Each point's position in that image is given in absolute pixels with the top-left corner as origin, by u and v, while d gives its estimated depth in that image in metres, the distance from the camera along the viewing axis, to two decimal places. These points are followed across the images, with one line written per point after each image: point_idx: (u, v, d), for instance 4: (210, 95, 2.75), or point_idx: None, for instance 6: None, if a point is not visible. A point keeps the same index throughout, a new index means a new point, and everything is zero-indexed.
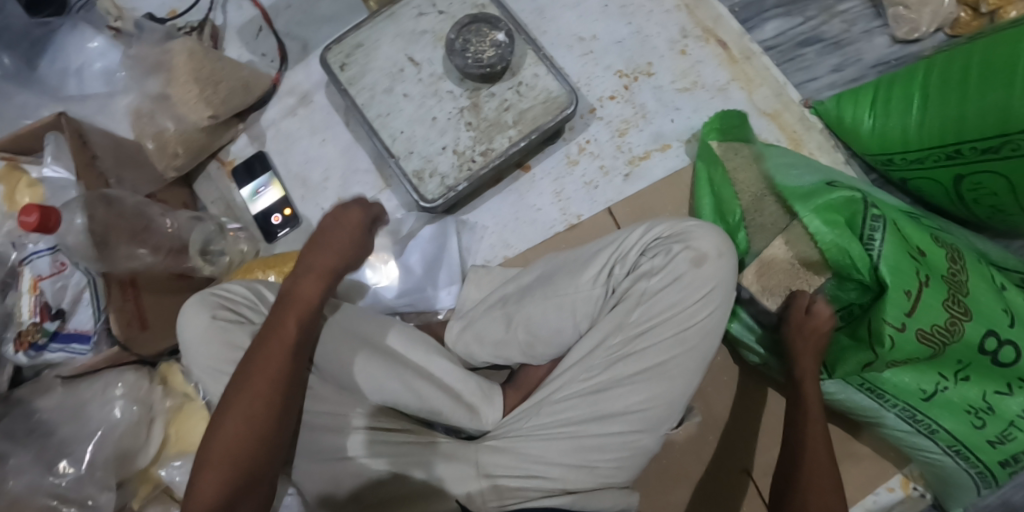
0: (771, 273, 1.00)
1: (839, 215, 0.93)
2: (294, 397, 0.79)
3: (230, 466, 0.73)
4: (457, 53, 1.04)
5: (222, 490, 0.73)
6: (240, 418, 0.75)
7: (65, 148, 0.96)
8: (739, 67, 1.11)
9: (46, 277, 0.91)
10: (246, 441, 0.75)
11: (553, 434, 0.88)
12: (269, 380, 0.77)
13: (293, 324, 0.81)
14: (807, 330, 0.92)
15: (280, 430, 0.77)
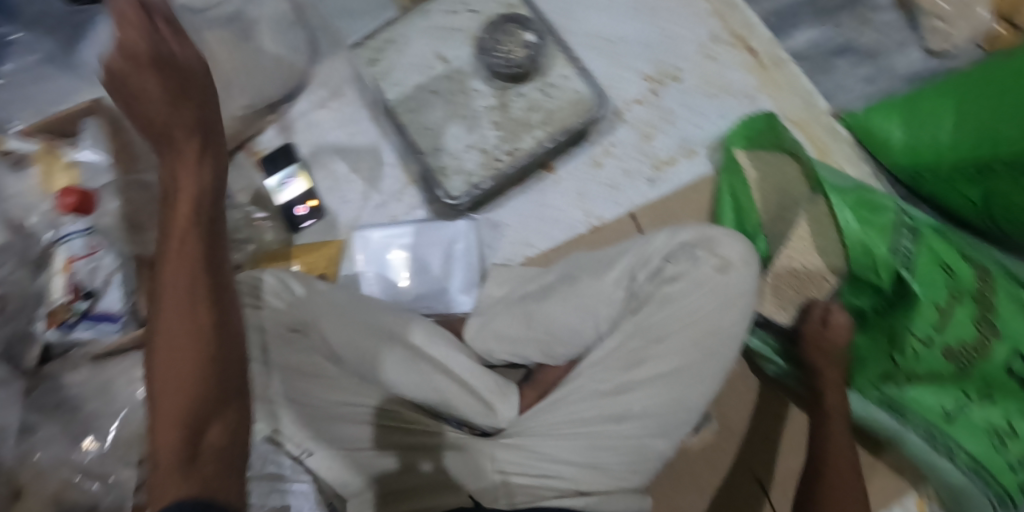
0: (783, 285, 1.00)
1: (868, 215, 0.94)
2: (217, 299, 0.60)
3: (173, 386, 0.56)
4: (487, 52, 1.06)
5: (177, 421, 0.55)
6: (171, 331, 0.57)
7: (101, 134, 1.02)
8: (768, 75, 1.11)
9: (80, 257, 0.93)
10: (183, 360, 0.57)
11: (567, 434, 0.88)
12: (181, 288, 0.58)
13: (185, 209, 0.61)
14: (822, 343, 0.93)
15: (223, 338, 0.59)
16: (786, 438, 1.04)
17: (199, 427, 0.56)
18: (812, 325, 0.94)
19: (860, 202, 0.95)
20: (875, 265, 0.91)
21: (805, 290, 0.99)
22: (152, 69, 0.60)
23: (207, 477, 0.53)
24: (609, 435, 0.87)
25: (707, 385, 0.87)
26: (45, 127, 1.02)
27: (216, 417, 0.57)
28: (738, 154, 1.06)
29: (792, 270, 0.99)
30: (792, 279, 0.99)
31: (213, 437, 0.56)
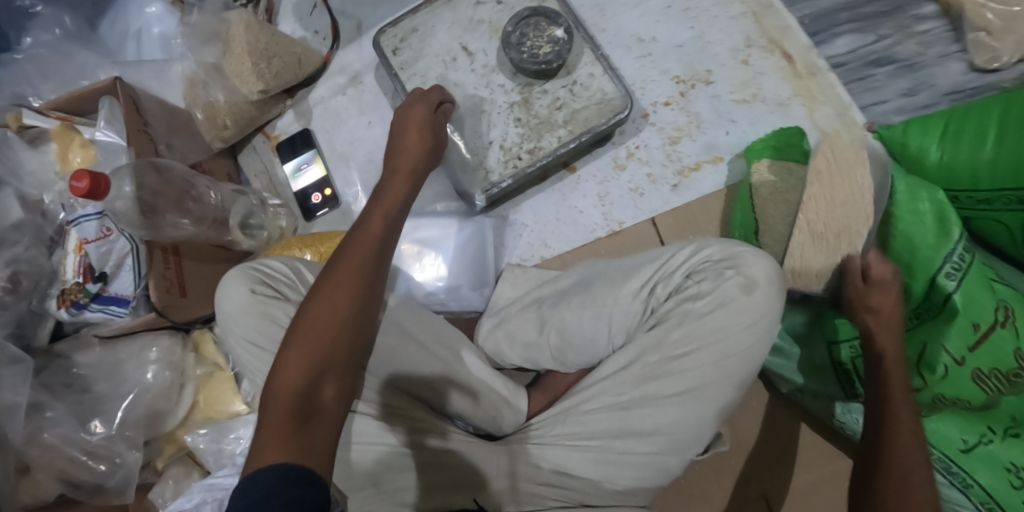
0: (808, 248, 0.94)
1: (929, 220, 0.90)
2: (374, 279, 0.80)
3: (317, 342, 0.75)
4: (513, 46, 1.02)
5: (296, 382, 0.73)
6: (329, 303, 0.77)
7: (118, 113, 0.97)
8: (803, 83, 1.07)
9: (91, 240, 0.92)
10: (334, 323, 0.76)
11: (579, 444, 0.88)
12: (356, 269, 0.79)
13: (380, 220, 0.83)
14: (873, 299, 0.84)
15: (367, 312, 0.79)
16: (798, 456, 1.02)
17: (313, 386, 0.73)
18: (856, 283, 0.86)
19: (914, 201, 0.91)
20: (914, 269, 0.90)
21: (834, 250, 0.92)
22: (410, 128, 0.90)
23: (307, 437, 0.69)
24: (627, 452, 0.87)
25: (719, 407, 0.85)
26: (63, 106, 0.99)
27: (340, 373, 0.76)
28: (757, 167, 1.00)
29: (816, 228, 0.94)
30: (817, 238, 0.94)
31: (324, 398, 0.73)
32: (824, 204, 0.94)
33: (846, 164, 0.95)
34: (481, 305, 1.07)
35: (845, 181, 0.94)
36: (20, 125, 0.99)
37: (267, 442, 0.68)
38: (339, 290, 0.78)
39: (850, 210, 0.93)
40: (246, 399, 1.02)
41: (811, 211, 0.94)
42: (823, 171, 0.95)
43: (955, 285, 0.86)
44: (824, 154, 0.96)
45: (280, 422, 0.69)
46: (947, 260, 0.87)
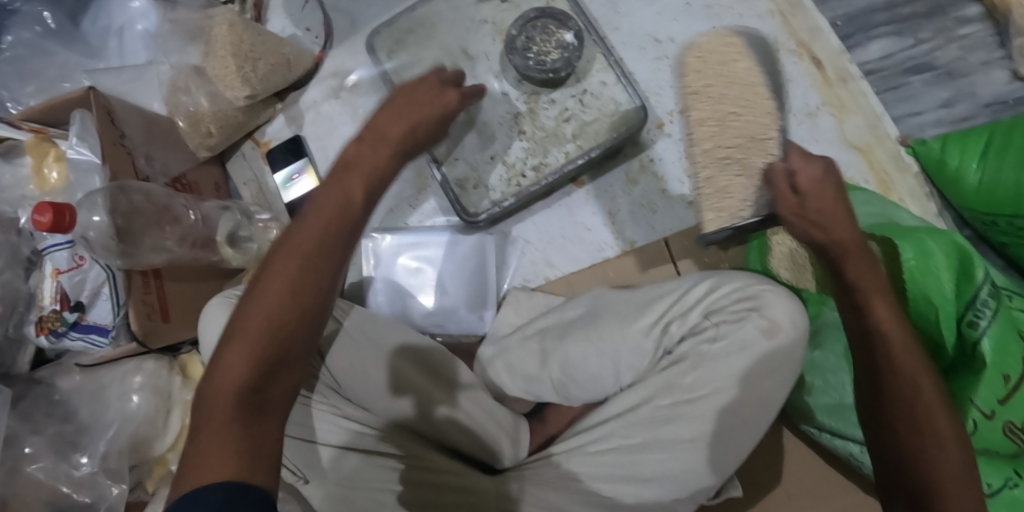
0: (723, 176, 0.76)
1: (942, 265, 0.83)
2: (338, 256, 0.67)
3: (267, 329, 0.64)
4: (517, 51, 0.92)
5: (243, 379, 0.62)
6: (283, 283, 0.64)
7: (92, 127, 0.89)
8: (833, 91, 0.99)
9: (64, 271, 0.87)
10: (289, 309, 0.64)
11: (583, 488, 0.81)
12: (314, 247, 0.66)
13: (358, 188, 0.70)
14: (812, 214, 0.71)
15: (330, 295, 0.67)
16: (815, 492, 0.96)
17: (260, 383, 0.63)
18: (789, 201, 0.72)
19: (923, 249, 0.84)
20: (939, 319, 0.84)
21: (746, 169, 0.75)
22: (418, 98, 0.76)
23: (254, 446, 0.60)
24: (631, 496, 0.79)
25: (733, 455, 0.79)
26: (37, 117, 0.94)
27: (289, 370, 0.65)
28: None
29: (721, 148, 0.75)
30: (723, 159, 0.76)
31: (272, 394, 0.63)
32: (714, 119, 0.75)
33: (720, 58, 0.76)
34: (482, 330, 1.00)
35: (731, 84, 0.76)
36: None
37: (206, 451, 0.58)
38: (297, 275, 0.65)
39: (740, 118, 0.75)
40: None
41: (705, 130, 0.75)
42: (700, 82, 0.75)
43: (985, 331, 0.83)
44: (694, 60, 0.76)
45: (221, 429, 0.60)
46: (973, 306, 0.83)
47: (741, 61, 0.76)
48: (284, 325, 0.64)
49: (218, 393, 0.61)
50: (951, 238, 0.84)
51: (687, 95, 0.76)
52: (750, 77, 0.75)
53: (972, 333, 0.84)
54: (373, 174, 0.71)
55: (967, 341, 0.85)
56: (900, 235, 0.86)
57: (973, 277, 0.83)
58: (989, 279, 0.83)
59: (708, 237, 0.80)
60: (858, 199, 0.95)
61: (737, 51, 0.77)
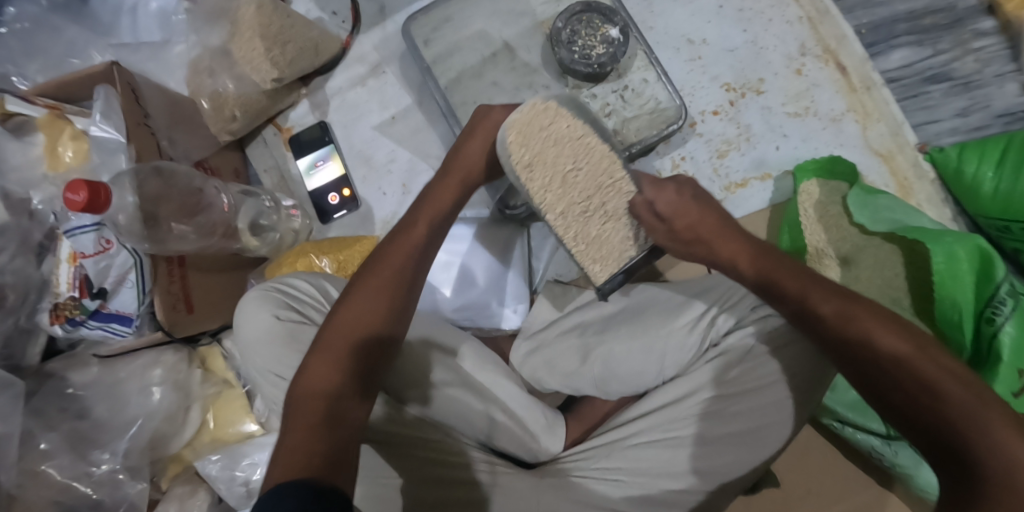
0: (590, 229, 0.78)
1: (965, 267, 0.86)
2: (409, 283, 0.77)
3: (347, 347, 0.73)
4: (563, 45, 0.93)
5: (326, 385, 0.70)
6: (363, 306, 0.74)
7: (115, 104, 0.84)
8: (857, 98, 1.02)
9: (89, 255, 0.81)
10: (369, 327, 0.74)
11: (625, 481, 0.80)
12: (395, 271, 0.77)
13: (425, 223, 0.80)
14: (684, 233, 0.76)
15: (404, 316, 0.76)
16: (835, 486, 0.99)
17: (343, 388, 0.70)
18: (661, 228, 0.76)
19: (951, 253, 0.86)
20: (962, 320, 0.86)
21: (611, 214, 0.78)
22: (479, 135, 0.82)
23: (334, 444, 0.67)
24: (671, 491, 0.79)
25: (777, 446, 0.80)
26: (52, 92, 0.87)
27: (368, 377, 0.73)
28: (806, 187, 0.99)
29: (576, 205, 0.77)
30: (585, 214, 0.77)
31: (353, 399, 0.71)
32: (557, 181, 0.76)
33: (542, 122, 0.76)
34: (517, 324, 1.01)
35: (557, 145, 0.76)
36: (4, 112, 0.88)
37: (291, 448, 0.66)
38: (380, 294, 0.75)
39: (583, 173, 0.77)
40: (258, 419, 0.95)
41: (552, 196, 0.76)
42: (532, 152, 0.75)
43: (1003, 324, 0.83)
44: (517, 138, 0.75)
45: (305, 429, 0.67)
46: (991, 303, 0.85)
47: (555, 121, 0.76)
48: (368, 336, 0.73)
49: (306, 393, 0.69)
50: (975, 241, 0.86)
51: (520, 170, 0.76)
52: (579, 132, 0.77)
53: (990, 326, 0.84)
54: (440, 215, 0.82)
55: (983, 335, 0.85)
56: (928, 238, 0.88)
57: (992, 278, 0.85)
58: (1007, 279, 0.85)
59: (603, 289, 0.79)
60: (882, 205, 0.97)
61: (554, 113, 0.77)
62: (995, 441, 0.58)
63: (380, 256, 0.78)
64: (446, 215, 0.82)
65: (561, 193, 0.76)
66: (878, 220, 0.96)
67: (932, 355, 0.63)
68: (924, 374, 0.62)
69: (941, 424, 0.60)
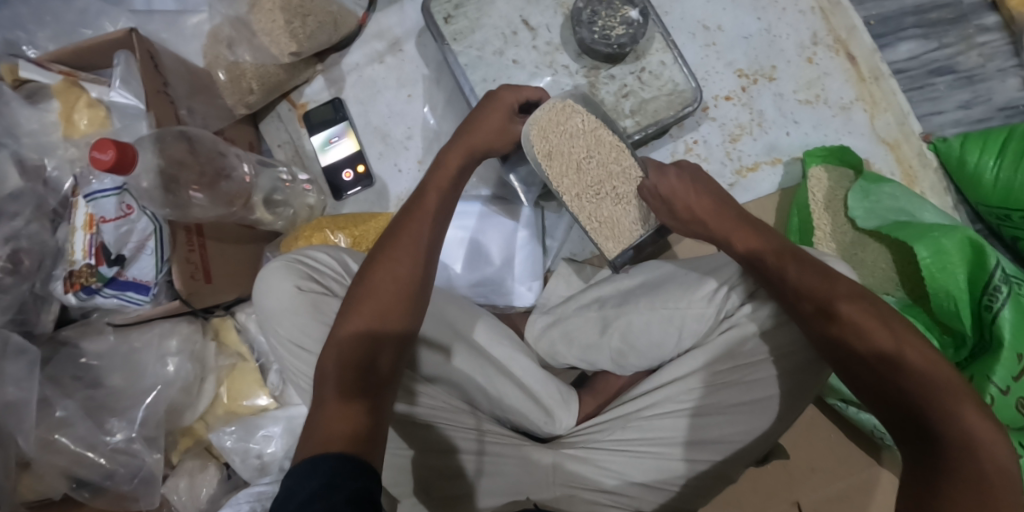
0: (603, 210, 0.89)
1: (956, 260, 0.89)
2: (427, 254, 0.77)
3: (370, 322, 0.72)
4: (583, 25, 0.95)
5: (352, 359, 0.71)
6: (385, 279, 0.74)
7: (136, 71, 0.84)
8: (866, 88, 1.05)
9: (109, 220, 0.80)
10: (391, 300, 0.73)
11: (638, 451, 0.86)
12: (415, 238, 0.77)
13: (435, 195, 0.81)
14: (683, 213, 0.85)
15: (426, 287, 0.76)
16: (832, 461, 1.03)
17: (370, 360, 0.71)
18: (664, 209, 0.86)
19: (938, 247, 0.89)
20: (958, 308, 0.89)
21: (620, 197, 0.89)
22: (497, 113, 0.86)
23: (364, 418, 0.67)
24: (684, 460, 0.85)
25: (787, 417, 0.85)
26: (66, 59, 0.85)
27: (393, 345, 0.73)
28: (814, 173, 1.02)
29: (590, 190, 0.88)
30: (597, 197, 0.89)
31: (383, 371, 0.72)
32: (573, 169, 0.88)
33: (560, 118, 0.87)
34: (531, 301, 1.04)
35: (573, 138, 0.88)
36: (16, 78, 0.86)
37: (325, 422, 0.67)
38: (401, 263, 0.75)
39: (596, 161, 0.88)
40: (272, 393, 0.95)
41: (568, 182, 0.88)
42: (548, 146, 0.87)
43: (999, 311, 0.86)
44: (539, 133, 0.86)
45: (337, 404, 0.67)
46: (987, 290, 0.87)
47: (572, 118, 0.88)
48: (392, 304, 0.73)
49: (334, 365, 0.70)
50: (962, 233, 0.89)
51: (542, 160, 0.87)
52: (592, 127, 0.88)
53: (989, 313, 0.87)
54: (446, 189, 0.82)
55: (983, 321, 0.88)
56: (915, 236, 0.91)
57: (986, 266, 0.87)
58: (1001, 265, 0.87)
59: (618, 264, 0.92)
60: (885, 192, 0.98)
61: (569, 110, 0.88)
62: (954, 412, 0.62)
63: (393, 229, 0.78)
64: (456, 187, 0.83)
65: (574, 182, 0.88)
66: (873, 214, 0.97)
67: (908, 338, 0.68)
68: (904, 357, 0.66)
69: (911, 396, 0.65)
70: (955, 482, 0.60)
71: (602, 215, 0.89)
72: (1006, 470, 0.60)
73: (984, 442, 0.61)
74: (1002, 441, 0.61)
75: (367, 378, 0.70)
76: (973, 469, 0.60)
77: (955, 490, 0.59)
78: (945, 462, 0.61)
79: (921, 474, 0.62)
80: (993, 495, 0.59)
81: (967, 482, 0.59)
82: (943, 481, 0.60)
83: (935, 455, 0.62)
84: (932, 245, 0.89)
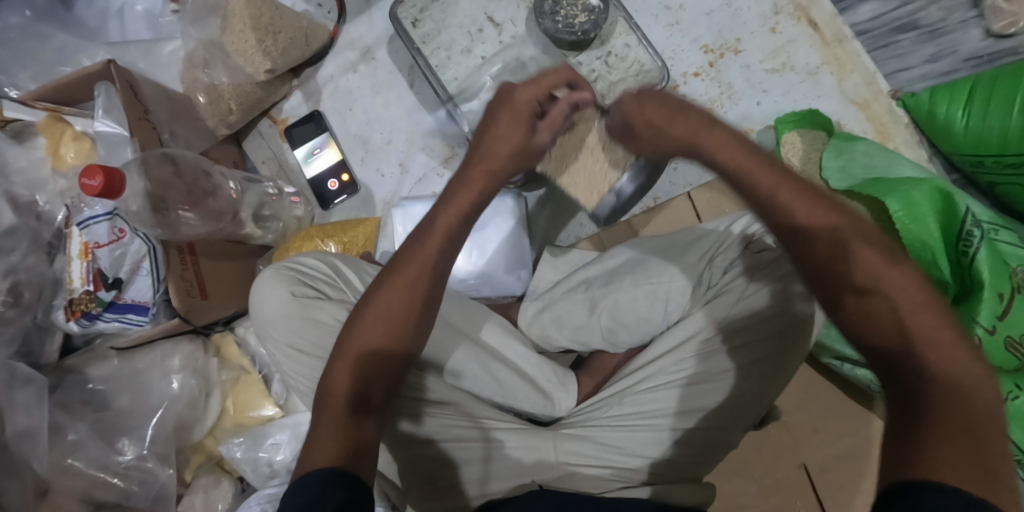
0: (574, 166, 0.96)
1: (926, 209, 0.90)
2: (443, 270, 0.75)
3: (372, 340, 0.72)
4: (547, 15, 1.00)
5: (350, 386, 0.70)
6: (391, 297, 0.72)
7: (116, 100, 0.87)
8: (832, 51, 1.07)
9: (103, 244, 0.82)
10: (390, 322, 0.72)
11: (636, 426, 0.88)
12: (421, 262, 0.73)
13: (449, 218, 0.75)
14: (648, 127, 0.77)
15: (430, 302, 0.74)
16: (833, 420, 1.05)
17: (369, 387, 0.70)
18: (625, 133, 0.81)
19: (909, 200, 0.90)
20: (936, 258, 0.90)
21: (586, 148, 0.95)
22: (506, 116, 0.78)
23: (357, 435, 0.67)
24: (684, 432, 0.87)
25: (781, 376, 0.86)
26: (49, 96, 0.88)
27: (392, 372, 0.72)
28: (789, 138, 1.03)
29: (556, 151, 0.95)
30: (565, 154, 0.95)
31: (379, 395, 0.71)
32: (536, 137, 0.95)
33: None
34: (521, 289, 1.07)
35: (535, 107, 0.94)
36: (3, 119, 0.88)
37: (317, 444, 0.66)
38: (401, 288, 0.72)
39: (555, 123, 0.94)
40: (276, 402, 0.97)
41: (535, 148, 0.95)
42: None
43: (975, 254, 0.88)
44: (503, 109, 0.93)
45: (333, 421, 0.68)
46: (963, 237, 0.90)
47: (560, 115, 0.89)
48: (392, 330, 0.72)
49: (335, 392, 0.70)
50: (930, 184, 0.91)
51: None
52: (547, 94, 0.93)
53: (965, 257, 0.90)
54: (468, 208, 0.76)
55: (964, 266, 0.90)
56: (885, 191, 0.92)
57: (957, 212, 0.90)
58: (971, 211, 0.90)
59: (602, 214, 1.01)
60: (858, 150, 1.00)
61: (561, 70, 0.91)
62: (945, 363, 0.58)
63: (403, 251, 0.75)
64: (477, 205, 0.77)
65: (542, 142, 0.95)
66: (845, 173, 0.99)
67: (915, 291, 0.61)
68: (920, 322, 0.60)
69: (893, 346, 0.60)
70: (931, 430, 0.55)
71: (577, 168, 0.96)
72: (991, 422, 0.56)
73: (969, 394, 0.56)
74: (989, 387, 0.57)
75: (358, 399, 0.70)
76: (959, 421, 0.55)
77: (936, 438, 0.55)
78: (926, 414, 0.56)
79: (900, 423, 0.57)
80: (982, 455, 0.53)
81: (948, 436, 0.54)
82: (927, 429, 0.55)
83: (914, 405, 0.57)
84: (903, 197, 0.90)
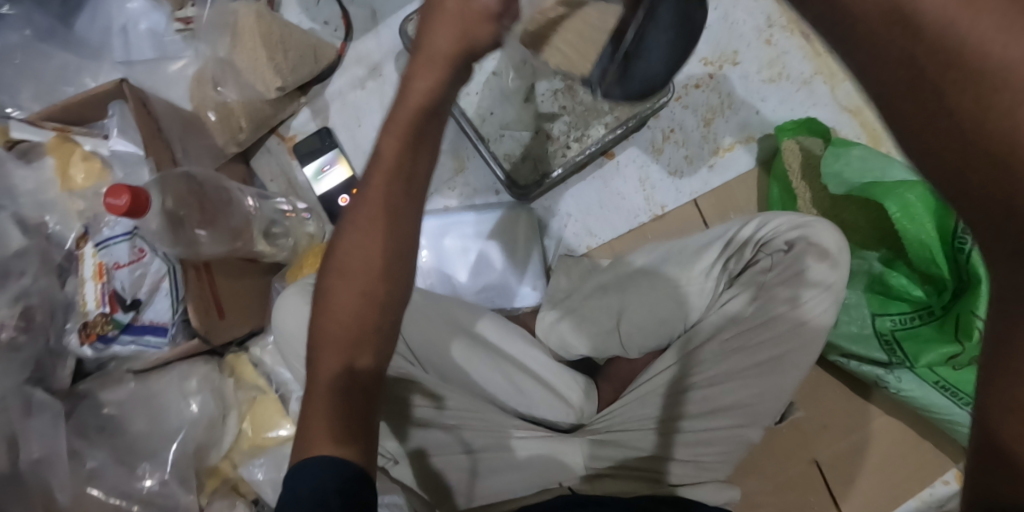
0: None
1: (921, 211, 0.95)
2: (407, 220, 0.67)
3: (343, 297, 0.65)
4: None
5: (333, 354, 0.64)
6: (356, 258, 0.65)
7: (129, 119, 0.86)
8: (823, 61, 1.12)
9: (123, 265, 0.80)
10: (361, 276, 0.65)
11: (660, 428, 0.90)
12: (382, 202, 0.65)
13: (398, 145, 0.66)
14: None
15: (400, 246, 0.66)
16: (841, 415, 1.08)
17: (352, 352, 0.64)
18: None
19: (904, 202, 0.95)
20: (933, 256, 0.95)
21: None
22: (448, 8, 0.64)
23: (349, 408, 0.63)
24: (706, 431, 0.89)
25: (797, 373, 0.89)
26: (58, 116, 0.87)
27: (376, 332, 0.66)
28: (788, 146, 1.06)
29: None
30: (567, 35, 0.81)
31: (366, 361, 0.65)
32: None
33: None
34: (535, 301, 1.07)
35: None
36: (8, 140, 0.87)
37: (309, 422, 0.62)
38: (367, 236, 0.65)
39: None
40: (295, 421, 0.95)
41: None
42: None
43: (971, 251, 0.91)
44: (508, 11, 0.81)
45: (320, 396, 0.63)
46: (958, 236, 0.93)
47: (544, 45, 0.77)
48: (365, 284, 0.65)
49: (319, 360, 0.64)
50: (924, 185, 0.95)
51: None
52: None
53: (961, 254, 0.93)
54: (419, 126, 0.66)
55: (960, 263, 0.94)
56: (881, 194, 0.96)
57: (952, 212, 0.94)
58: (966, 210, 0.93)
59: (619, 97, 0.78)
60: (854, 155, 1.03)
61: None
62: None
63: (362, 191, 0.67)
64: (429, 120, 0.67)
65: None
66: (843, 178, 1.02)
67: None
68: None
69: None
70: None
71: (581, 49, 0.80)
72: None
73: None
74: None
75: (347, 374, 0.64)
76: None
77: None
78: None
79: None
80: None
81: None
82: None
83: None
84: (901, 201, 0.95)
